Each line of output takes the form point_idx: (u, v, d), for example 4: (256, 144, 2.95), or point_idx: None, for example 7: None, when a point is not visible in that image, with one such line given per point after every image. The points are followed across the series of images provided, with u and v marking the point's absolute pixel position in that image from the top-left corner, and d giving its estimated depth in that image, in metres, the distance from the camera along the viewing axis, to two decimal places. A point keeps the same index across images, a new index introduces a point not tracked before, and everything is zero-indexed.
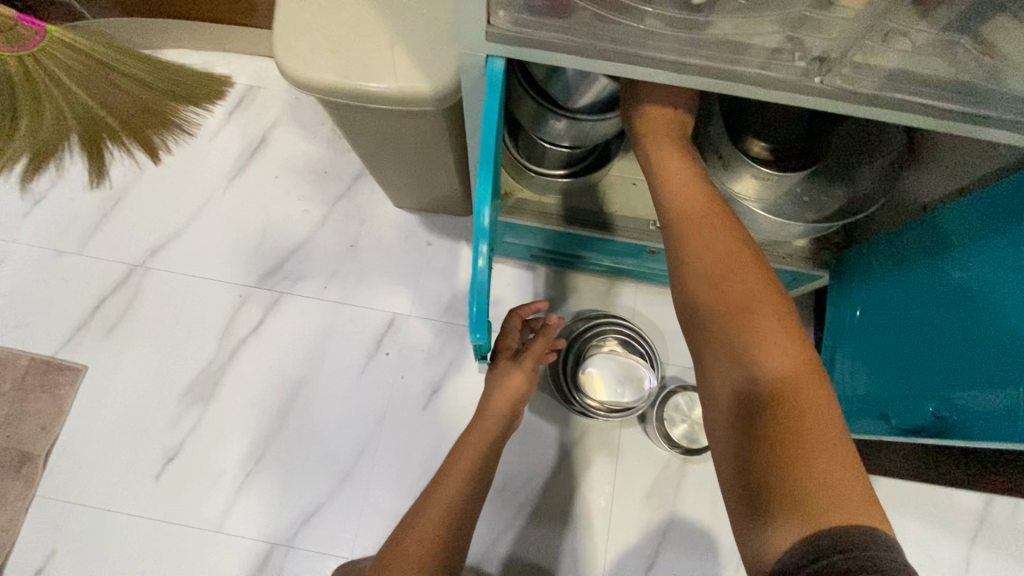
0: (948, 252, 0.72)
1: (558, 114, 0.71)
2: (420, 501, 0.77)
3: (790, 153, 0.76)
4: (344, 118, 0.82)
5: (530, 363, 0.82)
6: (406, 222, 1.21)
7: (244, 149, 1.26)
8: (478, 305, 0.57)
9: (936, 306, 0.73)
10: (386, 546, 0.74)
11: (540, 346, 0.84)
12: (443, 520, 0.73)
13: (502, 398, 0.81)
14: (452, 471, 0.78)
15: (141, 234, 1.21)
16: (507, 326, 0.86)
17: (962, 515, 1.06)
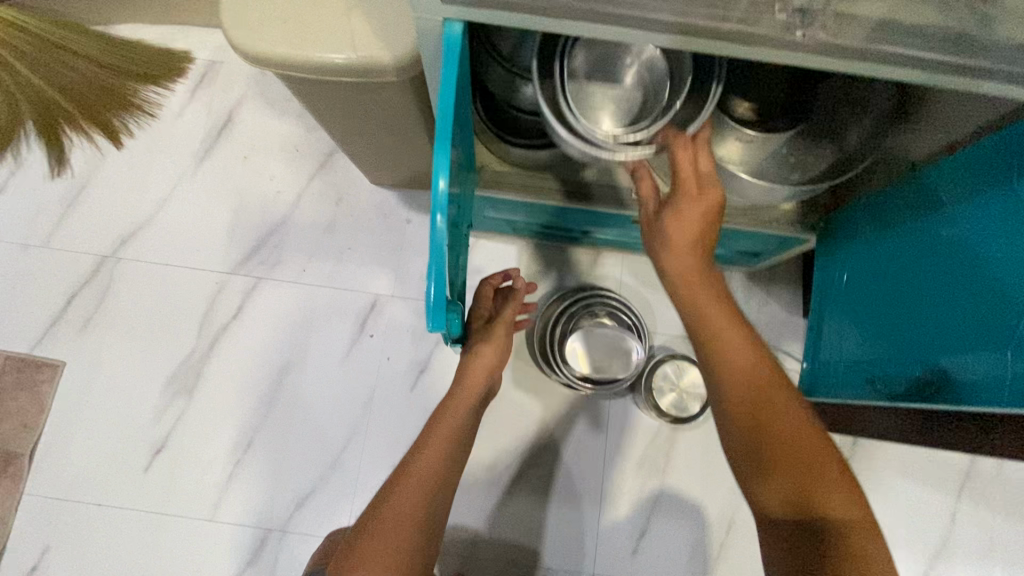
0: (938, 211, 0.70)
1: None
2: (397, 471, 0.75)
3: (774, 114, 0.74)
4: (305, 93, 0.77)
5: (503, 330, 0.83)
6: (384, 199, 1.17)
7: (211, 129, 1.21)
8: (437, 287, 0.54)
9: (927, 268, 0.72)
10: (364, 515, 0.73)
11: (511, 313, 0.85)
12: (423, 493, 0.73)
13: (480, 366, 0.79)
14: (430, 442, 0.76)
15: (110, 223, 1.16)
16: (479, 292, 0.86)
17: (947, 469, 1.08)
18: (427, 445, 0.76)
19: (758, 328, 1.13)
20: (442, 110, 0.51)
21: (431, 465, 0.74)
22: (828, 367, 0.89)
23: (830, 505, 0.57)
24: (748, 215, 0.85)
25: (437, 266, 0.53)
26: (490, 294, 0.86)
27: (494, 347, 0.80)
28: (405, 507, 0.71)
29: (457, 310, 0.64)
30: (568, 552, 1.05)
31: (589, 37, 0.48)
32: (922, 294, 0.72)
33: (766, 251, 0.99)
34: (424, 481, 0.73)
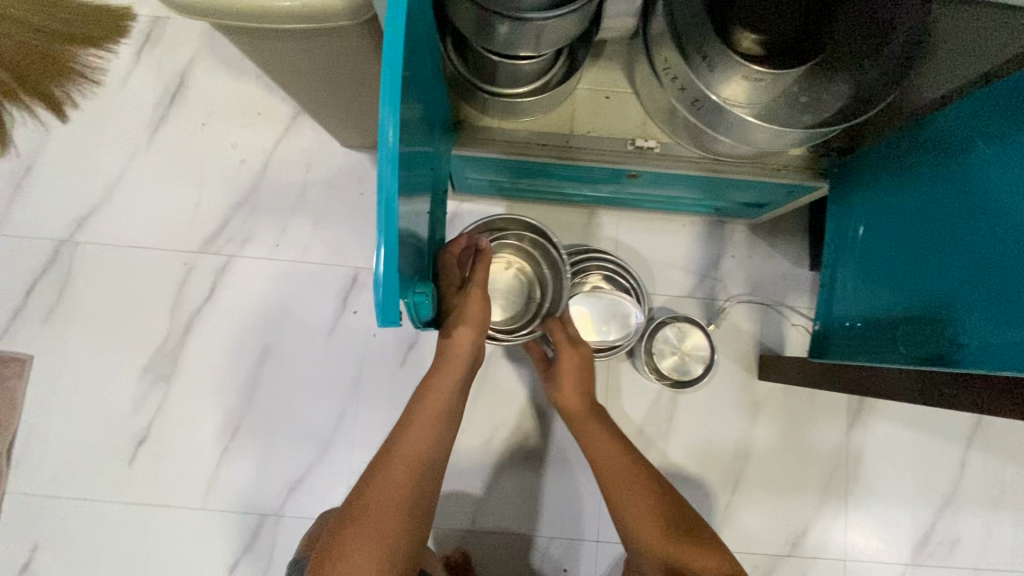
0: (966, 152, 0.64)
1: (503, 16, 0.59)
2: (379, 454, 0.70)
3: (782, 45, 0.63)
4: (249, 46, 0.68)
5: (479, 294, 0.75)
6: (358, 164, 1.09)
7: (162, 94, 1.10)
8: (388, 258, 0.44)
9: (956, 216, 0.65)
10: (348, 500, 0.67)
11: (484, 273, 0.76)
12: (408, 474, 0.67)
13: (463, 340, 0.73)
14: (415, 422, 0.70)
15: (64, 204, 1.07)
16: (440, 263, 0.76)
17: (957, 418, 1.05)
18: (411, 425, 0.70)
19: (762, 284, 1.07)
20: (387, 54, 0.42)
21: (419, 445, 0.69)
22: (840, 327, 0.83)
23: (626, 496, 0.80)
24: (753, 162, 0.78)
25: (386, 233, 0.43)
26: (455, 265, 0.77)
27: (473, 318, 0.73)
28: (391, 490, 0.66)
29: (424, 292, 0.57)
30: (570, 520, 1.03)
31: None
32: (951, 246, 0.66)
33: (772, 202, 0.91)
34: (409, 464, 0.68)
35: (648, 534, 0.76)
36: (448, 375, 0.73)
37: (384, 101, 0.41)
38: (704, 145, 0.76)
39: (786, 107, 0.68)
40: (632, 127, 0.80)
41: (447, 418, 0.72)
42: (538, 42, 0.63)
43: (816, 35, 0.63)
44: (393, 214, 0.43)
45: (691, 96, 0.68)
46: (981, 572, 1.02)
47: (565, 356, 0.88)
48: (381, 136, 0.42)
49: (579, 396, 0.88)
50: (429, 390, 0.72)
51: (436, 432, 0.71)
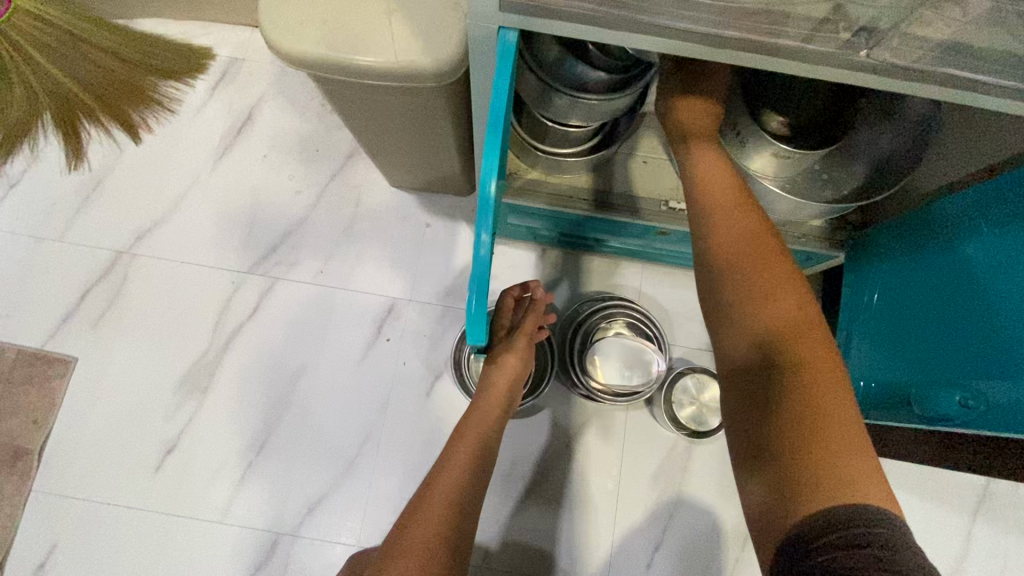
0: (978, 233, 0.70)
1: (561, 92, 0.67)
2: (420, 491, 0.74)
3: (807, 130, 0.74)
4: (336, 94, 0.77)
5: (524, 342, 0.81)
6: (404, 202, 1.17)
7: (231, 125, 1.20)
8: (478, 301, 0.53)
9: (967, 291, 0.70)
10: (391, 537, 0.71)
11: (532, 324, 0.82)
12: (448, 508, 0.71)
13: (504, 377, 0.81)
14: (453, 458, 0.75)
15: (127, 218, 1.15)
16: (500, 304, 0.83)
17: (963, 489, 1.08)
18: (449, 462, 0.75)
19: None
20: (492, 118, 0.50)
21: (458, 479, 0.73)
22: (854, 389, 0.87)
23: (794, 348, 0.56)
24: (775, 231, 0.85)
25: (478, 281, 0.53)
26: (511, 306, 0.82)
27: (519, 357, 0.82)
28: (431, 523, 0.69)
29: None
30: (581, 564, 1.03)
31: (609, 43, 0.48)
32: (958, 317, 0.71)
33: None
34: (449, 496, 0.71)
35: (820, 375, 0.55)
36: (488, 408, 0.80)
37: (486, 155, 0.49)
38: None
39: (809, 183, 0.75)
40: (665, 189, 0.88)
41: (485, 451, 0.77)
42: (588, 117, 0.72)
43: (836, 124, 0.74)
44: (484, 258, 0.52)
45: None
46: None
47: (689, 105, 0.70)
48: (482, 183, 0.50)
49: (729, 172, 0.68)
50: (470, 421, 0.79)
51: (474, 467, 0.75)
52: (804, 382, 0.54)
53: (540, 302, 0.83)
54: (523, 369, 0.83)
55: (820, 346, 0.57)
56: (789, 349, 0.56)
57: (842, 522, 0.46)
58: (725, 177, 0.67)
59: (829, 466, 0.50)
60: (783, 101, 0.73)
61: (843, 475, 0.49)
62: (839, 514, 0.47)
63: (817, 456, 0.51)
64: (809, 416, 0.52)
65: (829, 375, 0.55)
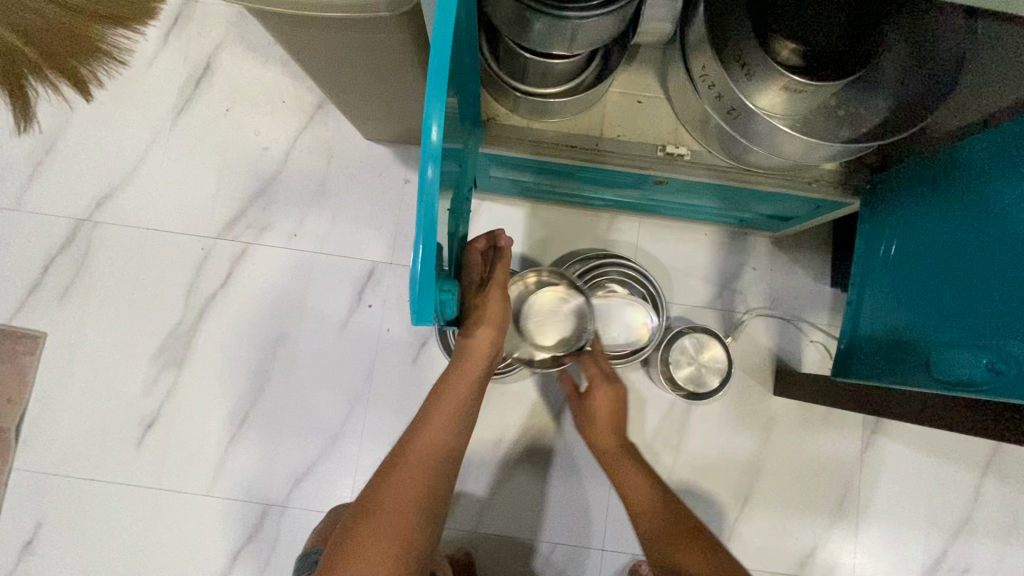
0: (1015, 175, 0.61)
1: (539, 11, 0.58)
2: (394, 450, 0.69)
3: (827, 58, 0.63)
4: (284, 33, 0.67)
5: (500, 292, 0.74)
6: (380, 157, 1.08)
7: (188, 77, 1.10)
8: (425, 262, 0.44)
9: (1001, 243, 0.63)
10: (362, 494, 0.66)
11: (503, 273, 0.75)
12: (424, 474, 0.66)
13: (485, 342, 0.71)
14: (432, 417, 0.70)
15: (85, 183, 1.07)
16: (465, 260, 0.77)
17: (974, 446, 1.03)
18: (429, 422, 0.69)
19: (783, 298, 1.06)
20: (435, 45, 0.41)
21: (432, 445, 0.68)
22: (865, 348, 0.80)
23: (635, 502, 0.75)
24: (784, 175, 0.77)
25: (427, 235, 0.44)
26: (478, 260, 0.77)
27: (492, 320, 0.72)
28: (406, 487, 0.65)
29: (452, 290, 0.56)
30: (576, 528, 1.01)
31: None
32: (992, 272, 0.64)
33: (797, 216, 0.90)
34: (427, 459, 0.67)
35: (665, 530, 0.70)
36: (464, 376, 0.71)
37: (429, 91, 0.41)
38: (733, 153, 0.75)
39: (552, 312, 0.92)
40: (663, 132, 0.78)
41: (465, 418, 0.72)
42: (575, 42, 0.63)
43: (861, 51, 0.63)
44: (432, 210, 0.43)
45: (728, 105, 0.67)
46: None
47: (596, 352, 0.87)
48: (423, 126, 0.41)
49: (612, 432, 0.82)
50: (445, 391, 0.71)
51: (454, 430, 0.70)
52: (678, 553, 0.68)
53: (506, 250, 0.78)
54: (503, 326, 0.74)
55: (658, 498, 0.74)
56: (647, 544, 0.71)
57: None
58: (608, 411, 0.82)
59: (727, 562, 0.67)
60: (796, 27, 0.63)
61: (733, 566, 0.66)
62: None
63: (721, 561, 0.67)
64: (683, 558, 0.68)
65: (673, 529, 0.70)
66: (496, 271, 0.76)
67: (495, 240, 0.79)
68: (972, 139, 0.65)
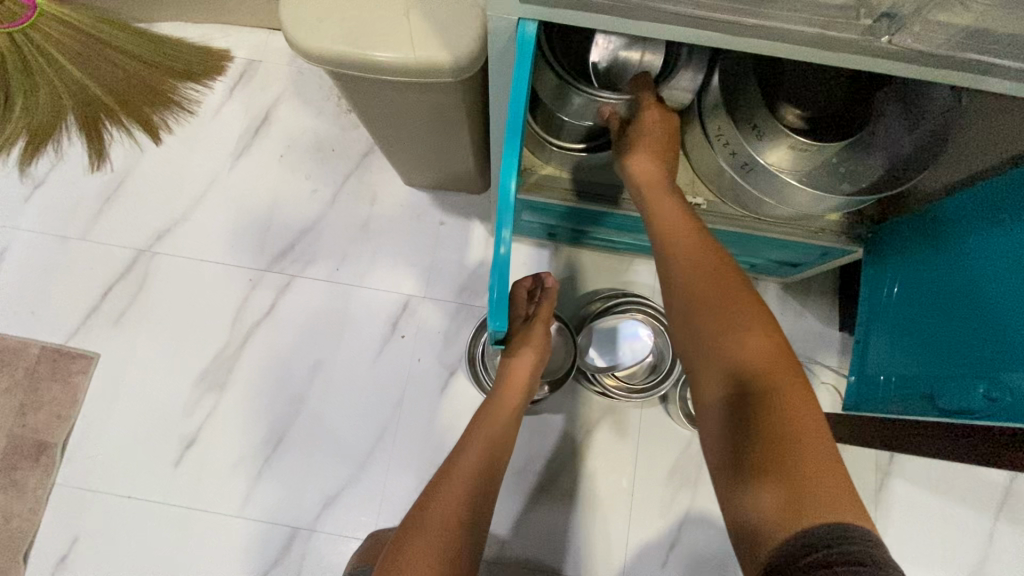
0: (988, 224, 0.70)
1: (580, 89, 0.71)
2: (439, 473, 0.75)
3: (824, 122, 0.74)
4: (356, 92, 0.78)
5: (542, 326, 0.87)
6: (418, 200, 1.18)
7: (248, 126, 1.22)
8: (500, 291, 0.55)
9: (979, 285, 0.71)
10: (407, 516, 0.70)
11: (548, 310, 0.88)
12: (468, 493, 0.71)
13: (525, 364, 0.84)
14: (474, 440, 0.77)
15: (148, 217, 1.17)
16: (513, 296, 0.90)
17: (986, 489, 1.06)
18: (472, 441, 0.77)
19: (793, 340, 1.11)
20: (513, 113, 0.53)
21: (475, 465, 0.74)
22: (873, 384, 0.86)
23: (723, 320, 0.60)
24: (791, 225, 0.85)
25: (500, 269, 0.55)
26: (524, 296, 0.90)
27: (535, 346, 0.85)
28: (452, 503, 0.69)
29: None
30: (595, 561, 1.03)
31: (629, 31, 0.49)
32: (982, 309, 0.71)
33: (806, 262, 0.98)
34: (467, 478, 0.72)
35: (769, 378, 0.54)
36: (509, 396, 0.83)
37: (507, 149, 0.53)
38: (745, 203, 0.83)
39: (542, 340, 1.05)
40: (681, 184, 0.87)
41: (503, 439, 0.79)
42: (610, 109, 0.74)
43: (855, 116, 0.74)
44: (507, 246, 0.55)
45: (741, 160, 0.75)
46: None
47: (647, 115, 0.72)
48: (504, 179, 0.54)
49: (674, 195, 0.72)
50: (490, 410, 0.81)
51: (494, 451, 0.77)
52: (780, 396, 0.52)
53: (553, 288, 0.90)
54: (544, 352, 0.87)
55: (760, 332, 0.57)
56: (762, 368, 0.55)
57: (823, 542, 0.43)
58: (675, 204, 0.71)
59: (808, 490, 0.46)
60: (797, 97, 0.74)
61: (835, 505, 0.45)
62: (817, 533, 0.44)
63: (810, 512, 0.45)
64: (782, 449, 0.49)
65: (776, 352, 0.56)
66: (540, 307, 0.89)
67: (541, 280, 0.91)
68: (946, 200, 0.75)
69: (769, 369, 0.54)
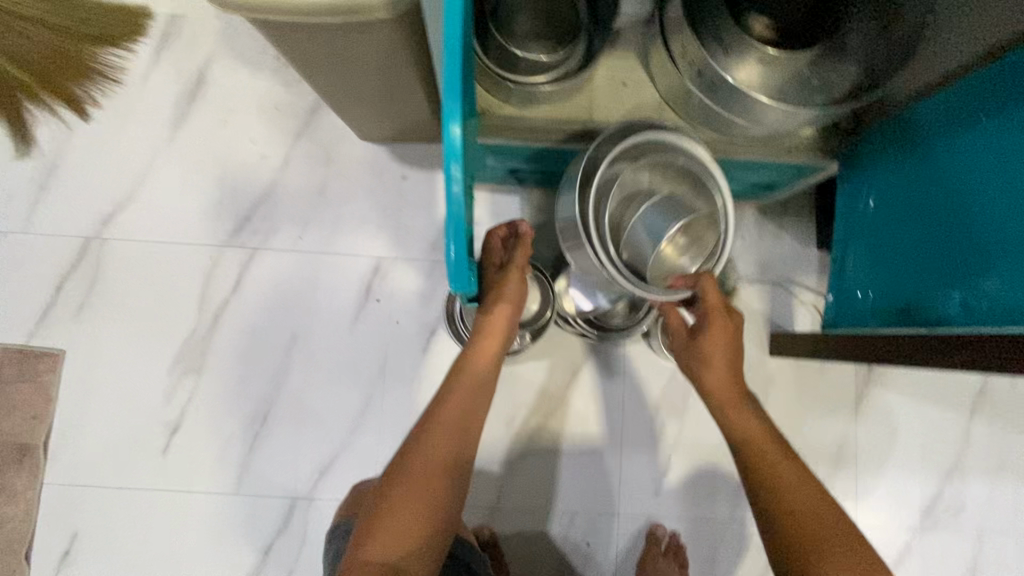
0: (955, 132, 0.69)
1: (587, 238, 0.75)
2: (421, 422, 0.75)
3: (795, 34, 0.70)
4: (286, 40, 0.70)
5: (518, 275, 0.83)
6: (376, 155, 1.11)
7: (182, 90, 1.12)
8: (457, 247, 0.55)
9: (947, 197, 0.71)
10: (391, 464, 0.73)
11: (522, 257, 0.84)
12: (450, 442, 0.73)
13: (502, 316, 0.81)
14: (452, 394, 0.76)
15: (91, 201, 1.10)
16: (486, 245, 0.87)
17: (962, 390, 1.09)
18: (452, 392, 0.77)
19: (772, 264, 1.11)
20: (449, 49, 0.48)
21: (457, 415, 0.75)
22: (851, 299, 0.86)
23: (737, 425, 0.74)
24: (761, 145, 0.81)
25: (455, 226, 0.54)
26: (498, 245, 0.86)
27: (510, 298, 0.81)
28: (434, 452, 0.71)
29: None
30: (593, 498, 1.06)
31: None
32: (955, 217, 0.70)
33: (782, 184, 0.95)
34: (449, 427, 0.74)
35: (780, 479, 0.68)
36: (488, 348, 0.80)
37: (448, 93, 0.49)
38: (715, 126, 0.79)
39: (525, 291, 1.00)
40: (648, 111, 0.83)
41: (483, 390, 0.78)
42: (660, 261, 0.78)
43: (826, 20, 0.69)
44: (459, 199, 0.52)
45: (708, 80, 0.71)
46: (987, 534, 1.07)
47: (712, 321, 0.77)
48: (445, 125, 0.50)
49: (729, 379, 0.76)
50: (469, 364, 0.79)
51: (473, 402, 0.77)
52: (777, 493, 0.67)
53: (525, 234, 0.85)
54: (523, 298, 0.83)
55: (777, 446, 0.71)
56: (771, 477, 0.69)
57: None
58: (726, 359, 0.77)
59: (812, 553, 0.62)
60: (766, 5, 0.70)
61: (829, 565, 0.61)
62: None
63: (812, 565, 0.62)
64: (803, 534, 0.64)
65: (789, 469, 0.69)
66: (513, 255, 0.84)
67: (514, 228, 0.87)
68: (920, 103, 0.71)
69: (771, 475, 0.69)
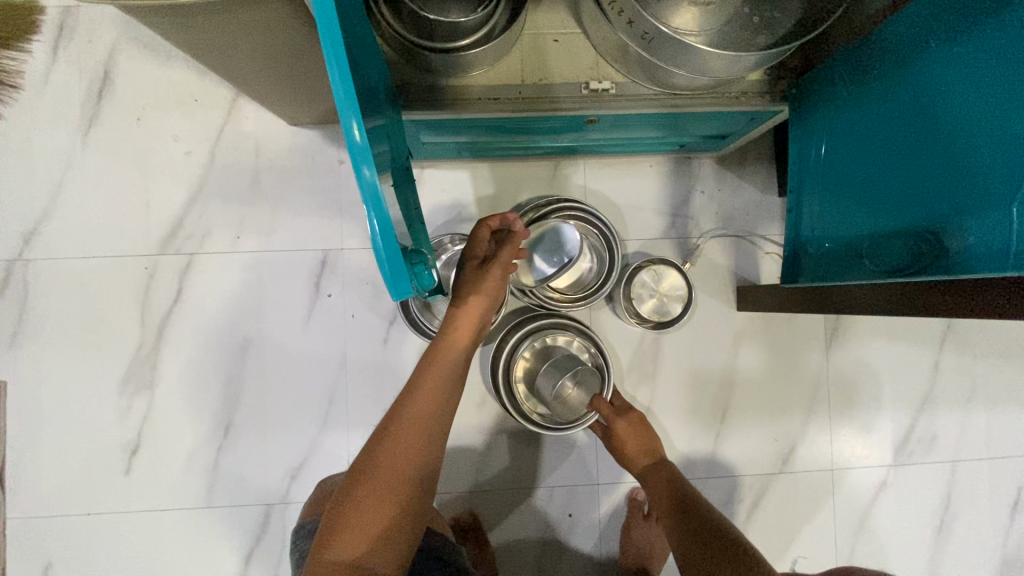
0: (920, 58, 0.63)
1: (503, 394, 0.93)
2: (388, 417, 0.69)
3: None
4: (165, 25, 0.63)
5: (499, 272, 0.78)
6: (309, 141, 1.04)
7: (88, 89, 1.03)
8: (386, 247, 0.48)
9: (917, 129, 0.65)
10: (356, 461, 0.67)
11: (509, 255, 0.78)
12: (420, 440, 0.67)
13: (474, 310, 0.76)
14: (422, 386, 0.70)
15: (6, 220, 1.02)
16: (474, 234, 0.79)
17: (929, 325, 1.09)
18: (420, 387, 0.70)
19: (734, 216, 1.07)
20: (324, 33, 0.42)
21: (426, 412, 0.69)
22: (808, 250, 0.83)
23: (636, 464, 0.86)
24: (711, 93, 0.76)
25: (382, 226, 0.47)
26: (485, 237, 0.79)
27: (486, 291, 0.77)
28: (402, 451, 0.66)
29: (420, 264, 0.61)
30: (571, 470, 1.06)
31: None
32: (908, 157, 0.66)
33: (734, 131, 0.90)
34: (417, 426, 0.68)
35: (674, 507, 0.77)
36: (456, 341, 0.75)
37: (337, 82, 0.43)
38: (658, 78, 0.73)
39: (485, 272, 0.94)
40: (584, 69, 0.76)
41: (452, 385, 0.73)
42: (560, 403, 0.91)
43: None
44: (377, 197, 0.46)
45: (641, 30, 0.64)
46: (960, 463, 1.09)
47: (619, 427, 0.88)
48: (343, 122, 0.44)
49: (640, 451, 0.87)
50: (435, 357, 0.74)
51: (442, 393, 0.71)
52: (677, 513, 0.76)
53: (517, 233, 0.79)
54: (499, 292, 0.79)
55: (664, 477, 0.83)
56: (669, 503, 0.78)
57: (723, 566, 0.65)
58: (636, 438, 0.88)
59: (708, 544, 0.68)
60: None
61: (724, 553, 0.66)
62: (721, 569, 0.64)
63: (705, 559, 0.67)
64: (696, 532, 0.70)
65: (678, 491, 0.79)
66: (500, 251, 0.79)
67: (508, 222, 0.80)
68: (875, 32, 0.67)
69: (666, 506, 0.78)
